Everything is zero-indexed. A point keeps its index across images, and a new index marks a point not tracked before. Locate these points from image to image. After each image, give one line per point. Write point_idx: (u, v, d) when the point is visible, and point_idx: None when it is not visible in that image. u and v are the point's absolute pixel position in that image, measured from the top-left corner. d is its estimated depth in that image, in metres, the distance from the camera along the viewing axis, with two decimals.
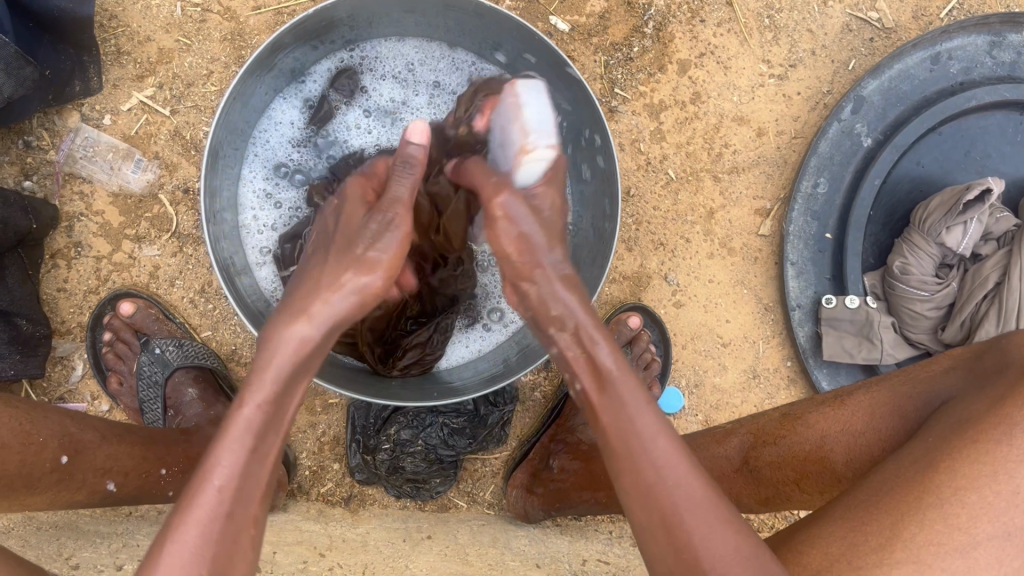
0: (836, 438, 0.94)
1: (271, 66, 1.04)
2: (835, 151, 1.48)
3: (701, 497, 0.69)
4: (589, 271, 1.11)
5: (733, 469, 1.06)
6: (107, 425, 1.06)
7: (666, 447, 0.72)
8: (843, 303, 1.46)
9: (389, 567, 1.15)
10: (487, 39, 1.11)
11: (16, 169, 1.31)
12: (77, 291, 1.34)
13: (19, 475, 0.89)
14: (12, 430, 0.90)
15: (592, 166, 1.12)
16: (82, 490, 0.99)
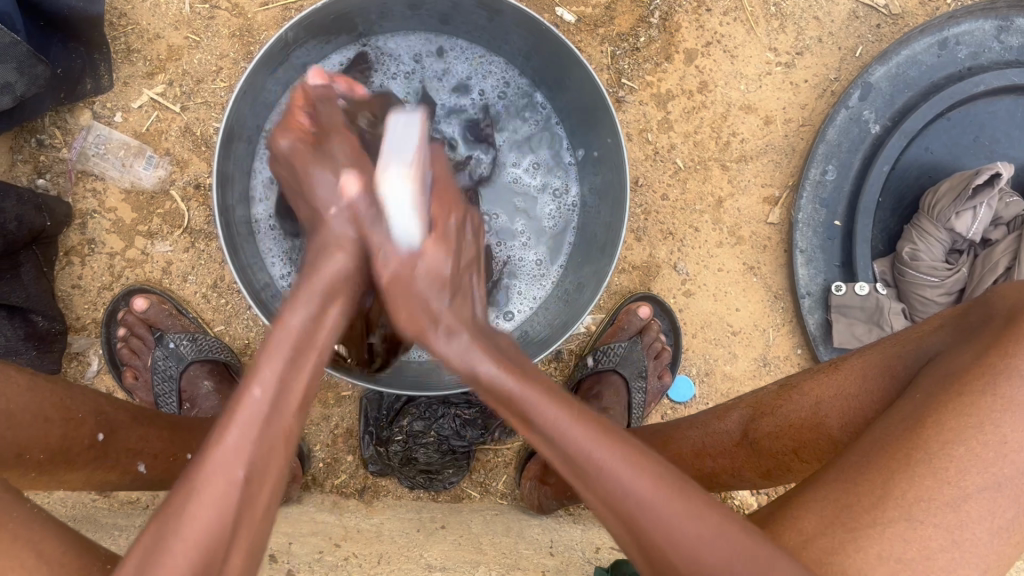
0: (830, 405, 0.94)
1: (285, 56, 1.06)
2: (843, 138, 1.48)
3: (662, 506, 0.65)
4: (597, 262, 1.12)
5: (733, 443, 1.08)
6: (138, 409, 1.07)
7: (613, 457, 0.68)
8: (853, 290, 1.46)
9: (404, 557, 1.16)
10: (497, 33, 1.12)
11: (29, 167, 1.32)
12: (92, 287, 1.35)
13: (60, 449, 0.90)
14: (54, 403, 0.90)
15: (600, 157, 1.13)
16: (114, 470, 1.00)
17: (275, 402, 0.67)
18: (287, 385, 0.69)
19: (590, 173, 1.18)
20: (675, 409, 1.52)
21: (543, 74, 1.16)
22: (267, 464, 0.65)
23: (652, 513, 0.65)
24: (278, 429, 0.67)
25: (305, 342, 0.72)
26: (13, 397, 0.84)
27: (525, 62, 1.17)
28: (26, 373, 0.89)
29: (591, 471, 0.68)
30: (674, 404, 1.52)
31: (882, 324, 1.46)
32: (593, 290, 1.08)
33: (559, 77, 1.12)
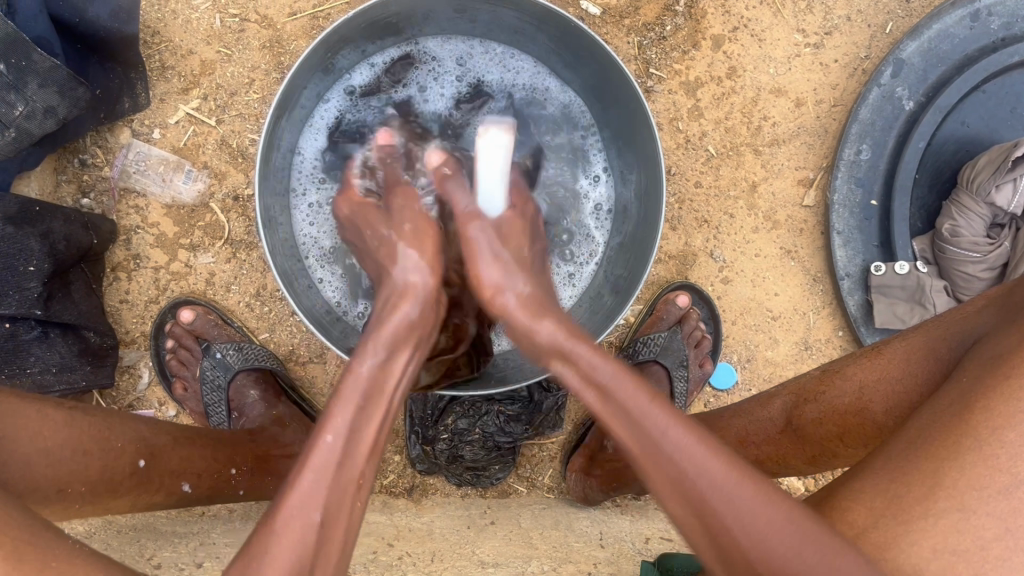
0: (873, 390, 0.95)
1: (326, 59, 1.07)
2: (876, 116, 1.47)
3: (756, 514, 0.67)
4: (634, 261, 1.12)
5: (779, 431, 1.08)
6: (178, 428, 1.08)
7: (680, 436, 0.72)
8: (893, 270, 1.45)
9: (456, 554, 1.17)
10: (534, 35, 1.12)
11: (74, 187, 1.35)
12: (139, 301, 1.38)
13: (101, 480, 0.92)
14: (92, 434, 0.92)
15: (634, 159, 1.13)
16: (160, 492, 1.02)
17: (343, 450, 0.73)
18: (358, 427, 0.75)
19: (625, 174, 1.19)
20: (717, 397, 1.51)
21: (580, 77, 1.16)
22: (339, 505, 0.72)
23: (728, 507, 0.68)
24: (351, 474, 0.74)
25: (372, 392, 0.78)
26: (49, 433, 0.87)
27: (560, 62, 1.16)
28: (62, 409, 0.91)
29: (665, 453, 0.72)
30: (716, 392, 1.52)
31: (924, 303, 1.45)
32: (628, 293, 1.09)
33: (595, 76, 1.11)
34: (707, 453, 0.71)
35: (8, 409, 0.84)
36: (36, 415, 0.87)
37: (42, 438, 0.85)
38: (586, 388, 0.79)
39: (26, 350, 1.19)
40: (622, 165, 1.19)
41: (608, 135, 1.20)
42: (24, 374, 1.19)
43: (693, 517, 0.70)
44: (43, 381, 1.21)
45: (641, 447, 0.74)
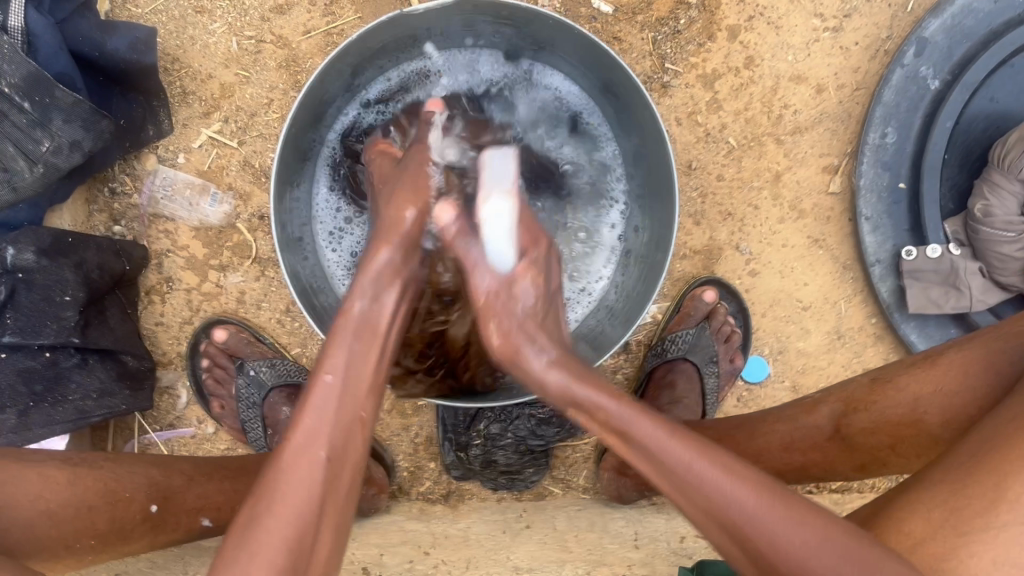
0: (930, 401, 0.94)
1: (333, 81, 1.08)
2: (900, 97, 1.44)
3: (763, 509, 0.72)
4: (652, 266, 1.11)
5: (824, 438, 1.06)
6: (195, 464, 1.11)
7: (709, 467, 0.75)
8: (924, 254, 1.42)
9: (492, 560, 1.19)
10: (547, 43, 1.11)
11: (105, 216, 1.39)
12: (173, 323, 1.41)
13: (111, 530, 0.97)
14: (97, 490, 0.96)
15: (650, 164, 1.12)
16: (179, 529, 1.05)
17: (343, 385, 0.80)
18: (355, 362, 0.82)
19: (641, 179, 1.17)
20: (751, 390, 1.51)
21: (593, 81, 1.14)
22: (344, 437, 0.79)
23: (760, 524, 0.71)
24: (353, 405, 0.81)
25: (365, 325, 0.85)
26: (51, 495, 0.91)
27: (575, 68, 1.15)
28: (68, 467, 0.96)
29: (689, 477, 0.75)
30: (749, 385, 1.51)
31: (959, 286, 1.43)
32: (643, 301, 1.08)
33: (607, 84, 1.10)
34: (735, 482, 0.74)
35: (9, 475, 0.89)
36: (37, 478, 0.91)
37: (43, 501, 0.90)
38: (609, 432, 0.82)
39: (67, 376, 1.22)
40: (638, 169, 1.17)
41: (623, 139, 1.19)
42: (66, 402, 1.22)
43: (741, 550, 0.73)
44: (85, 407, 1.24)
45: (660, 472, 0.78)
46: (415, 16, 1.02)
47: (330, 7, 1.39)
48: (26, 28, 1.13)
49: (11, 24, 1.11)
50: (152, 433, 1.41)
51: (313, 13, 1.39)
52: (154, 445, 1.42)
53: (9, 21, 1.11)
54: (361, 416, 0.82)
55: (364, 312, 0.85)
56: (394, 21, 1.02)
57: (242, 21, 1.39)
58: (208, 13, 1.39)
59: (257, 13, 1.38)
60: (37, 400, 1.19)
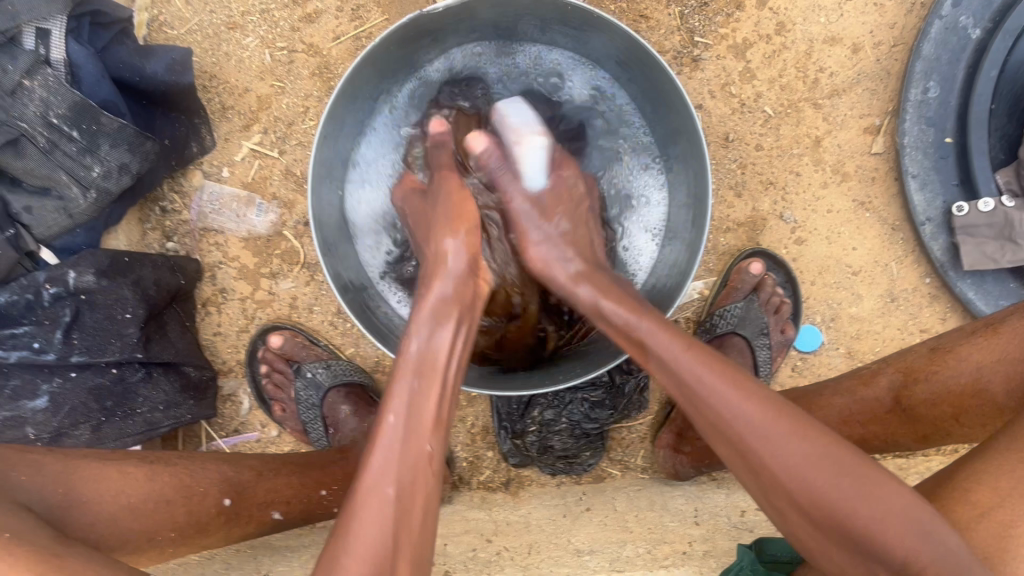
0: (992, 370, 0.93)
1: (359, 93, 1.09)
2: (941, 50, 1.40)
3: (825, 485, 0.75)
4: (688, 240, 1.10)
5: (884, 410, 1.04)
6: (264, 461, 1.14)
7: (756, 410, 0.80)
8: (976, 209, 1.38)
9: (554, 544, 1.20)
10: (564, 30, 1.11)
11: (158, 233, 1.44)
12: (231, 332, 1.46)
13: (188, 523, 1.00)
14: (173, 486, 1.00)
15: (668, 107, 1.08)
16: (251, 523, 1.09)
17: (410, 422, 0.81)
18: (419, 399, 0.83)
19: (664, 128, 1.14)
20: (804, 359, 1.48)
21: (589, 43, 1.12)
22: (412, 478, 0.79)
23: (835, 490, 0.75)
24: (419, 443, 0.81)
25: (424, 362, 0.85)
26: (131, 491, 0.95)
27: (582, 43, 1.14)
28: (145, 464, 1.00)
29: (757, 448, 0.79)
30: (803, 354, 1.48)
31: (1015, 239, 1.39)
32: (691, 255, 1.06)
33: (626, 63, 1.10)
34: (775, 425, 0.79)
35: (92, 475, 0.93)
36: (117, 476, 0.95)
37: (124, 497, 0.94)
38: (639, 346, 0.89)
39: (135, 390, 1.27)
40: (657, 117, 1.14)
41: (648, 118, 1.18)
42: (135, 414, 1.28)
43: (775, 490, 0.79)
44: (153, 418, 1.30)
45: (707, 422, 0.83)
46: (398, 37, 1.03)
47: (358, 12, 1.41)
48: (69, 60, 1.17)
49: (54, 57, 1.15)
50: (219, 440, 1.46)
51: (341, 19, 1.42)
52: (221, 451, 1.46)
53: (52, 53, 1.15)
54: (427, 451, 0.81)
55: (421, 350, 0.85)
56: (413, 27, 1.03)
57: (273, 33, 1.42)
58: (240, 29, 1.42)
59: (287, 24, 1.42)
60: (107, 415, 1.24)
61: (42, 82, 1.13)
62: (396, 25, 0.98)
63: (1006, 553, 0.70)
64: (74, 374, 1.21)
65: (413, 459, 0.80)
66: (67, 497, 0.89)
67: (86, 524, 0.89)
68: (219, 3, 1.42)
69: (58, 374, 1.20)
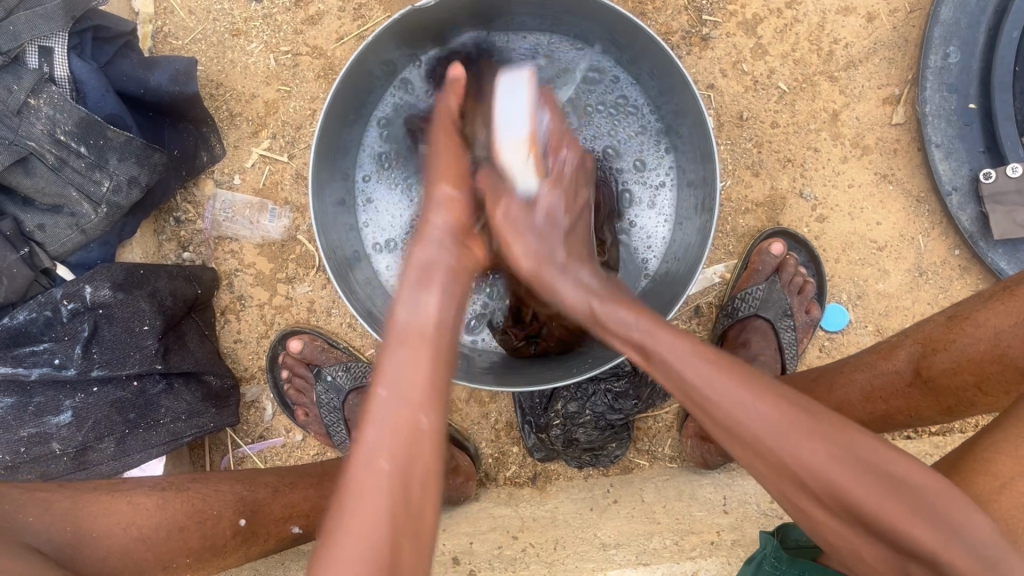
0: (1012, 334, 0.89)
1: (348, 103, 1.07)
2: (960, 13, 1.36)
3: (796, 442, 0.71)
4: (701, 215, 1.07)
5: (905, 383, 1.01)
6: (279, 475, 1.15)
7: (730, 394, 0.73)
8: (1005, 174, 1.33)
9: (580, 539, 1.18)
10: (547, 12, 1.09)
11: (174, 244, 1.45)
12: (251, 338, 1.46)
13: (204, 547, 1.01)
14: (186, 511, 1.00)
15: (663, 80, 1.06)
16: (270, 539, 1.09)
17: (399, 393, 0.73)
18: (410, 368, 0.75)
19: (664, 101, 1.11)
20: (832, 339, 1.44)
21: (578, 26, 1.10)
22: (411, 453, 0.72)
23: (808, 444, 0.70)
24: (414, 414, 0.73)
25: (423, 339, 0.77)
26: (142, 520, 0.97)
27: (570, 25, 1.11)
28: (155, 492, 1.01)
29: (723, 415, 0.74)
30: (830, 334, 1.44)
31: None
32: (704, 231, 1.02)
33: (615, 39, 1.07)
34: (767, 404, 0.72)
35: (100, 509, 0.96)
36: (128, 507, 0.97)
37: (135, 528, 0.96)
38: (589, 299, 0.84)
39: (157, 402, 1.28)
40: (654, 91, 1.12)
41: (646, 94, 1.15)
42: (159, 425, 1.28)
43: (772, 471, 0.73)
44: (176, 428, 1.30)
45: (692, 402, 0.76)
46: (383, 39, 1.01)
47: (360, 11, 1.41)
48: (72, 76, 1.18)
49: (58, 74, 1.16)
50: (245, 447, 1.47)
51: (344, 19, 1.41)
52: (248, 457, 1.47)
53: (55, 71, 1.16)
54: (426, 424, 0.73)
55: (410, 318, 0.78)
56: (395, 29, 1.00)
57: (277, 38, 1.42)
58: (244, 35, 1.42)
59: (291, 27, 1.42)
60: (131, 427, 1.25)
61: (47, 100, 1.14)
62: (376, 32, 0.96)
63: None
64: (95, 389, 1.22)
65: (409, 430, 0.72)
66: (77, 533, 0.92)
67: (99, 557, 0.93)
68: (222, 11, 1.43)
69: (81, 390, 1.21)
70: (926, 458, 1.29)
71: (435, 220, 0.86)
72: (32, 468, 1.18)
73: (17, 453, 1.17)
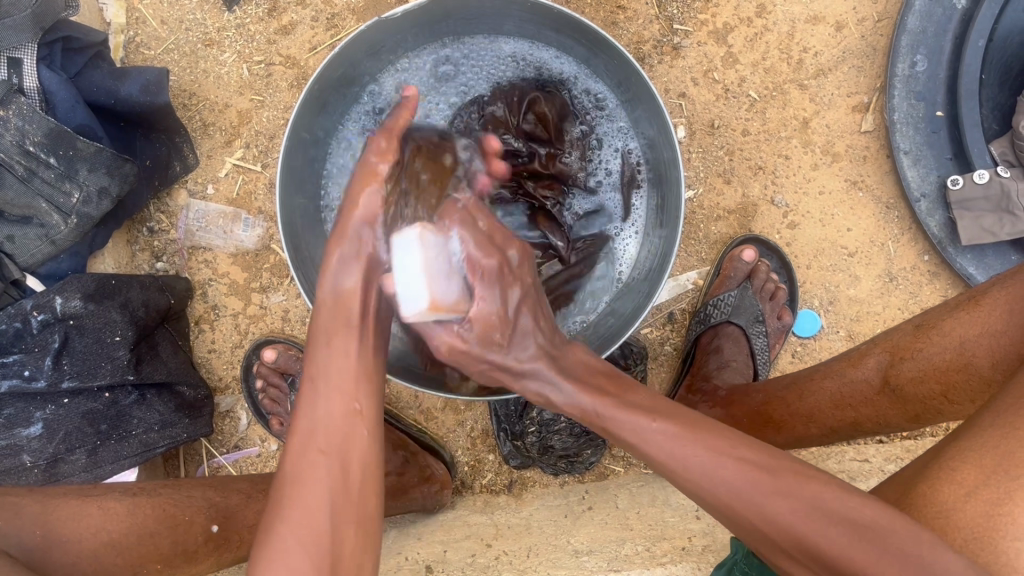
0: (976, 344, 0.91)
1: (312, 125, 1.07)
2: (926, 22, 1.37)
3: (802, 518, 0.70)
4: (668, 209, 1.08)
5: (875, 392, 1.02)
6: (252, 482, 1.15)
7: (704, 460, 0.74)
8: (972, 181, 1.34)
9: (553, 546, 1.19)
10: (507, 22, 1.09)
11: (147, 254, 1.44)
12: (225, 348, 1.46)
13: (176, 553, 1.01)
14: (157, 517, 1.00)
15: (628, 84, 1.06)
16: (242, 546, 1.09)
17: (331, 381, 0.73)
18: (338, 359, 0.73)
19: (625, 97, 1.11)
20: (804, 345, 1.45)
21: (558, 38, 1.10)
22: (343, 443, 0.72)
23: (801, 515, 0.70)
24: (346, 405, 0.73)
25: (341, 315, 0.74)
26: (112, 526, 0.96)
27: (531, 32, 1.11)
28: (126, 498, 1.01)
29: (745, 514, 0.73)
30: (802, 340, 1.46)
31: (1013, 210, 1.35)
32: (674, 230, 1.03)
33: (572, 40, 1.08)
34: (715, 466, 0.74)
35: (70, 513, 0.95)
36: (99, 513, 0.97)
37: (105, 532, 0.95)
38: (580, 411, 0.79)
39: (129, 413, 1.27)
40: (630, 107, 1.12)
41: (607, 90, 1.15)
42: (131, 436, 1.27)
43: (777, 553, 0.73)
44: (149, 439, 1.29)
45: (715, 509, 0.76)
46: (346, 52, 1.01)
47: (333, 21, 1.41)
48: (42, 87, 1.17)
49: (27, 86, 1.16)
50: (220, 456, 1.46)
51: (317, 29, 1.41)
52: (224, 467, 1.46)
53: (25, 82, 1.15)
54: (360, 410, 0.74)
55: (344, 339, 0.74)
56: (349, 49, 1.01)
57: (250, 48, 1.42)
58: (217, 45, 1.42)
59: (264, 37, 1.42)
60: (103, 438, 1.24)
61: (16, 112, 1.13)
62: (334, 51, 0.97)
63: (995, 532, 0.67)
64: (66, 401, 1.21)
65: (345, 426, 0.73)
66: (45, 537, 0.91)
67: (66, 565, 0.92)
68: (195, 21, 1.43)
69: (51, 401, 1.20)
70: (896, 462, 1.31)
71: (337, 253, 0.73)
72: (3, 480, 1.17)
73: None
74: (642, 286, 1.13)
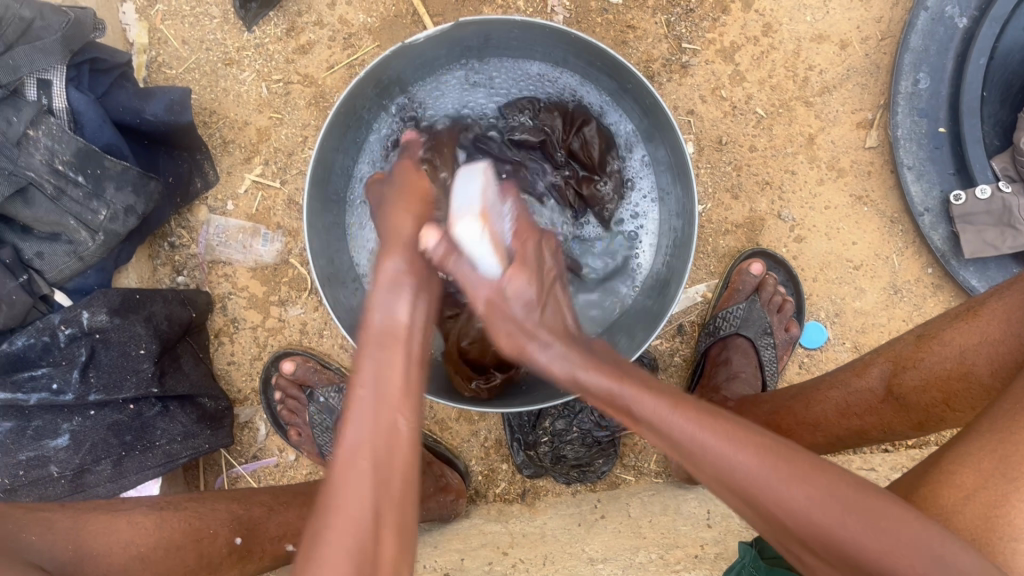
0: (975, 351, 0.94)
1: (341, 135, 1.10)
2: (929, 41, 1.40)
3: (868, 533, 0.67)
4: (684, 234, 1.12)
5: (878, 400, 1.05)
6: (274, 494, 1.18)
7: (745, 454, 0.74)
8: (974, 196, 1.38)
9: (569, 554, 1.22)
10: (538, 45, 1.12)
11: (168, 268, 1.48)
12: (244, 360, 1.49)
13: (201, 565, 1.03)
14: (182, 531, 1.03)
15: (652, 113, 1.10)
16: (265, 557, 1.12)
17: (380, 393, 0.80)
18: (383, 372, 0.81)
19: (647, 123, 1.15)
20: (810, 355, 1.49)
21: (587, 66, 1.13)
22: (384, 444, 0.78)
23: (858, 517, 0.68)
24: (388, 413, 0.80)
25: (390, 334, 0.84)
26: (141, 539, 1.00)
27: (561, 57, 1.15)
28: (153, 511, 1.04)
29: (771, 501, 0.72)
30: (809, 351, 1.49)
31: (1015, 225, 1.38)
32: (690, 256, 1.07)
33: (599, 67, 1.11)
34: (755, 455, 0.74)
35: (101, 528, 0.99)
36: (128, 527, 1.00)
37: (134, 546, 0.99)
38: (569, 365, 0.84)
39: (152, 424, 1.30)
40: (651, 134, 1.15)
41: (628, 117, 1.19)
42: (155, 447, 1.30)
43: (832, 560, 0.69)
44: (172, 450, 1.32)
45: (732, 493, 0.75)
46: (382, 68, 1.04)
47: (350, 41, 1.45)
48: (71, 107, 1.21)
49: (56, 106, 1.19)
50: (239, 466, 1.50)
51: (334, 48, 1.45)
52: (242, 477, 1.50)
53: (54, 102, 1.19)
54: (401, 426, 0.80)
55: (386, 322, 0.84)
56: (385, 63, 1.03)
57: (268, 67, 1.46)
58: (237, 64, 1.46)
59: (282, 56, 1.45)
60: (128, 449, 1.27)
61: (45, 131, 1.16)
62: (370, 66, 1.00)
63: (994, 533, 0.69)
64: (93, 413, 1.24)
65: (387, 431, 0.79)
66: (78, 553, 0.95)
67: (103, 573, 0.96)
68: (215, 41, 1.46)
69: (78, 413, 1.23)
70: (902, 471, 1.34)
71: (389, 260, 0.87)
72: (31, 491, 1.21)
73: (16, 476, 1.20)
74: (655, 305, 1.16)
